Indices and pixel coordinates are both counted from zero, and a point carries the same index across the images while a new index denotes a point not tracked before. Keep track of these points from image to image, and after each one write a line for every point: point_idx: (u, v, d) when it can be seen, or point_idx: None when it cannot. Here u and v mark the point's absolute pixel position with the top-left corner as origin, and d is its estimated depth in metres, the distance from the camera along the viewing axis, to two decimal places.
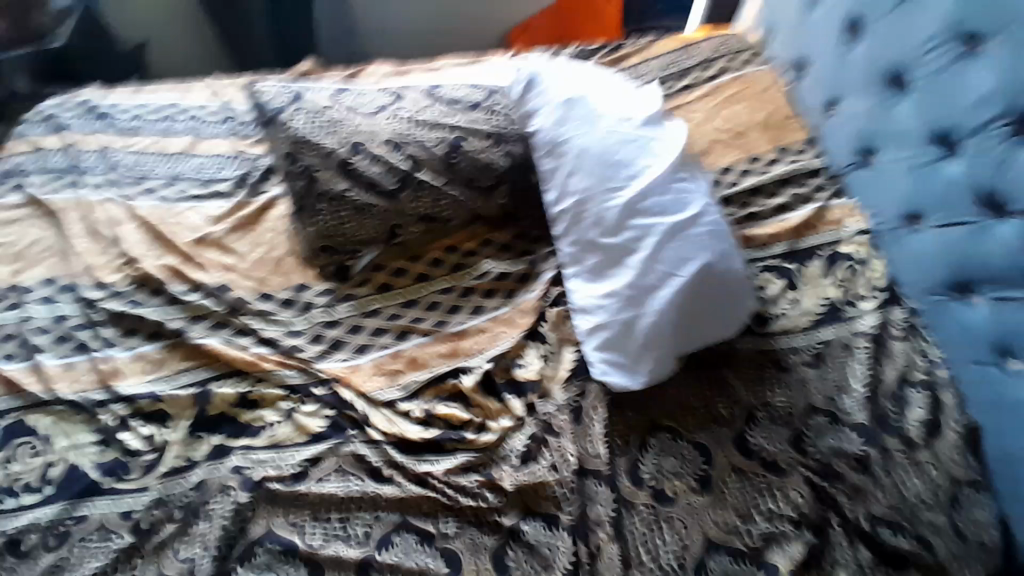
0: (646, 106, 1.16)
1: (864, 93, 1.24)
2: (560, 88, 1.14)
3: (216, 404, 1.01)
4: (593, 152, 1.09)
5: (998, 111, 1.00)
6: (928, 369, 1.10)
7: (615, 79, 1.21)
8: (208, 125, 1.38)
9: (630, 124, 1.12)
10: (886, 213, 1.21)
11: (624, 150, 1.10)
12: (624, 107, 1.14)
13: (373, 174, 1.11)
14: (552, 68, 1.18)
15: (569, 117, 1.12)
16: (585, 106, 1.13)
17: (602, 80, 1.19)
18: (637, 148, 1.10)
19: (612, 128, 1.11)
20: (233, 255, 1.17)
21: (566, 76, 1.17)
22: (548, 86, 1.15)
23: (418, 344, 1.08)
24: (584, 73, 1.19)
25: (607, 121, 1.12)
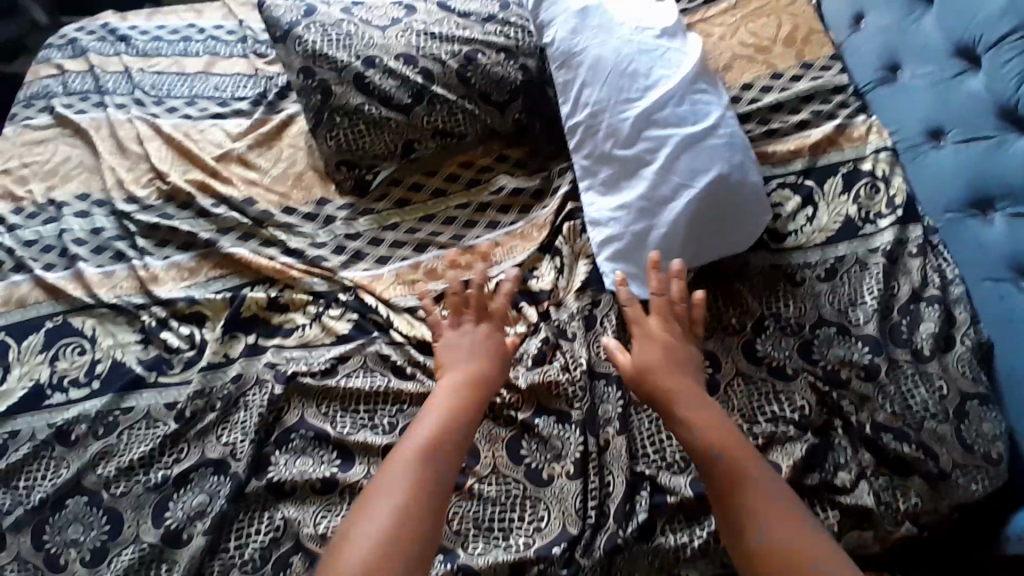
0: (660, 21, 1.18)
1: (891, 8, 1.24)
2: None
3: (249, 307, 1.08)
4: (609, 63, 1.11)
5: (1014, 26, 1.05)
6: (943, 286, 1.11)
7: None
8: (225, 45, 1.39)
9: (646, 38, 1.14)
10: (904, 130, 1.20)
11: (641, 62, 1.12)
12: (640, 21, 1.16)
13: (388, 88, 1.15)
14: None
15: (586, 26, 1.13)
16: (602, 16, 1.14)
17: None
18: (653, 60, 1.13)
19: (628, 40, 1.13)
20: (256, 170, 1.21)
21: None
22: None
23: (436, 256, 1.14)
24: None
25: (623, 33, 1.14)
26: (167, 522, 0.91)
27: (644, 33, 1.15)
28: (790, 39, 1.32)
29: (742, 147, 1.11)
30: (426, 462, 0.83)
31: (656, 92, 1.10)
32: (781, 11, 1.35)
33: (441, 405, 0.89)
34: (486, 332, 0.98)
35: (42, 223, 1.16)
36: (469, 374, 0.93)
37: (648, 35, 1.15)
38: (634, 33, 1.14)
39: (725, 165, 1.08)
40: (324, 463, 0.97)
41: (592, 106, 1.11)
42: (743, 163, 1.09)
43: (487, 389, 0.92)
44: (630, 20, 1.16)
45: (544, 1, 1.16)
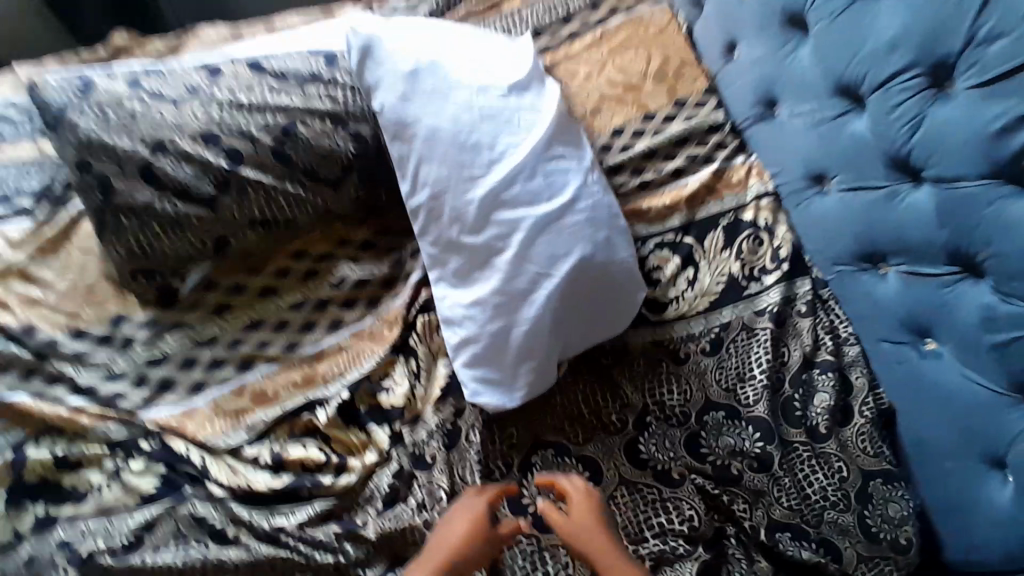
0: (511, 74, 1.03)
1: (761, 38, 1.09)
2: (404, 57, 0.97)
3: (33, 470, 0.87)
4: (445, 133, 0.95)
5: (907, 62, 0.87)
6: (837, 348, 1.01)
7: (477, 38, 1.06)
8: (7, 124, 1.14)
9: (492, 99, 0.99)
10: (784, 172, 1.08)
11: (484, 130, 0.97)
12: (484, 77, 1.00)
13: (184, 178, 0.95)
14: (398, 27, 1.02)
15: (420, 89, 0.96)
16: (438, 75, 0.98)
17: (461, 41, 1.04)
18: (500, 124, 0.98)
19: (469, 103, 0.97)
20: (41, 285, 0.99)
21: (415, 37, 1.01)
22: (391, 49, 0.97)
23: (264, 374, 0.97)
24: (440, 34, 1.03)
25: (463, 95, 0.98)
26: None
27: (490, 93, 0.99)
28: (661, 74, 1.19)
29: (608, 222, 0.97)
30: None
31: (503, 166, 0.96)
32: (649, 42, 1.21)
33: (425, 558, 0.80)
34: (484, 510, 0.84)
35: None
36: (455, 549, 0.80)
37: (495, 95, 0.99)
38: (477, 94, 0.98)
39: (588, 247, 0.95)
40: None
41: (432, 188, 0.94)
42: (609, 241, 0.96)
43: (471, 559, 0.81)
44: (475, 78, 1.00)
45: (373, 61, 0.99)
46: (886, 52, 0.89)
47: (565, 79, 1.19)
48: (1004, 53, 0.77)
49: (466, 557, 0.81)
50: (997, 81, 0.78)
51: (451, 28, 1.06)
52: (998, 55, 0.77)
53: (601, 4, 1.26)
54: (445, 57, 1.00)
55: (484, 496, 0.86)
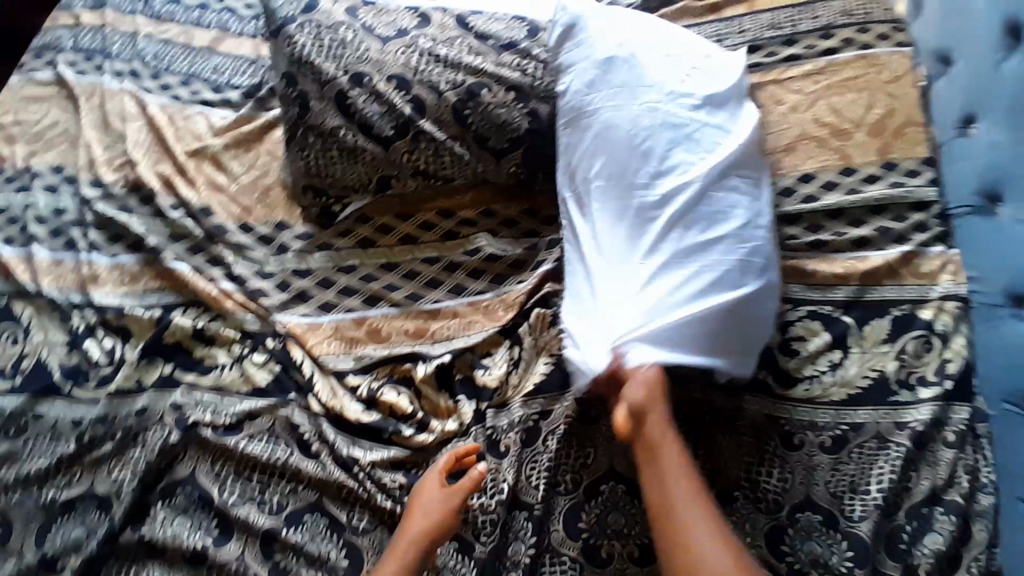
0: (711, 90, 0.95)
1: (1007, 123, 0.94)
2: (602, 43, 0.96)
3: (173, 333, 0.99)
4: (618, 133, 0.92)
5: None
6: (971, 493, 0.87)
7: (688, 37, 1.01)
8: (238, 21, 1.24)
9: (681, 110, 0.93)
10: (992, 283, 0.94)
11: (658, 139, 0.91)
12: (680, 83, 0.95)
13: (370, 115, 1.00)
14: (603, 15, 0.99)
15: (608, 84, 0.94)
16: (631, 72, 0.95)
17: (668, 42, 0.99)
18: (677, 138, 0.92)
19: (653, 107, 0.93)
20: (227, 175, 1.10)
21: (622, 25, 0.99)
22: (592, 35, 0.97)
23: (384, 314, 1.01)
24: (645, 26, 1.00)
25: (650, 96, 0.93)
26: (48, 545, 0.86)
27: (681, 104, 0.93)
28: (878, 128, 1.06)
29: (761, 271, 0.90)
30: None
31: (669, 185, 0.90)
32: (879, 87, 1.08)
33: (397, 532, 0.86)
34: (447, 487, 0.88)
35: (9, 191, 1.08)
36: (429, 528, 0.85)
37: (684, 106, 0.93)
38: (667, 102, 0.93)
39: (732, 292, 0.87)
40: (201, 530, 0.88)
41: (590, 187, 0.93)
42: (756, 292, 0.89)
43: (437, 524, 0.85)
44: (669, 84, 0.94)
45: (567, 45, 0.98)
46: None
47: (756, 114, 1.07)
48: None
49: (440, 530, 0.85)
50: None
51: (663, 27, 1.01)
52: None
53: (835, 33, 1.13)
54: (644, 48, 0.97)
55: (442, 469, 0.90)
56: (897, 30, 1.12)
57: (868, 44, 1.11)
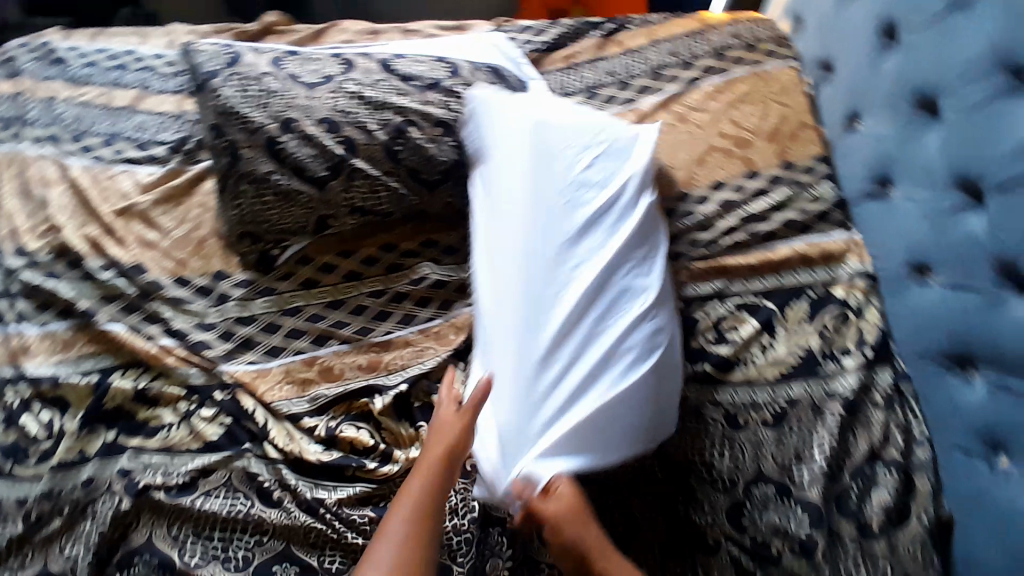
0: (624, 172, 1.00)
1: (890, 115, 1.07)
2: (500, 129, 1.02)
3: (114, 397, 0.94)
4: (507, 222, 0.96)
5: None
6: (906, 448, 0.96)
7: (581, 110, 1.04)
8: (157, 78, 1.26)
9: (595, 191, 0.96)
10: (890, 257, 1.06)
11: (542, 223, 0.94)
12: (563, 164, 0.97)
13: (302, 158, 1.02)
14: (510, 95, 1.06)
15: (526, 162, 0.97)
16: (549, 149, 0.98)
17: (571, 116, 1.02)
18: (561, 220, 0.94)
19: (535, 194, 0.96)
20: (157, 231, 1.08)
21: (514, 109, 1.03)
22: (493, 122, 1.04)
23: (334, 352, 1.01)
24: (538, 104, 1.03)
25: (533, 182, 0.96)
26: None
27: (596, 184, 0.97)
28: (775, 133, 1.21)
29: (671, 362, 0.93)
30: (427, 514, 0.79)
31: (586, 261, 0.92)
32: (771, 98, 1.25)
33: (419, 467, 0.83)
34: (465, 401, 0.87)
35: None
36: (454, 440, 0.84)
37: (599, 185, 0.97)
38: (581, 181, 0.96)
39: (648, 374, 0.89)
40: None
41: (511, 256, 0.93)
42: (670, 373, 0.92)
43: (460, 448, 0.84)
44: (585, 162, 0.98)
45: (475, 134, 1.06)
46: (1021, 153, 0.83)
47: (671, 129, 1.22)
48: None
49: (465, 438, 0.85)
50: None
51: (582, 108, 1.05)
52: None
53: (727, 55, 1.31)
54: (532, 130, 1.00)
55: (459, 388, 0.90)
56: (781, 46, 1.34)
57: (757, 62, 1.30)
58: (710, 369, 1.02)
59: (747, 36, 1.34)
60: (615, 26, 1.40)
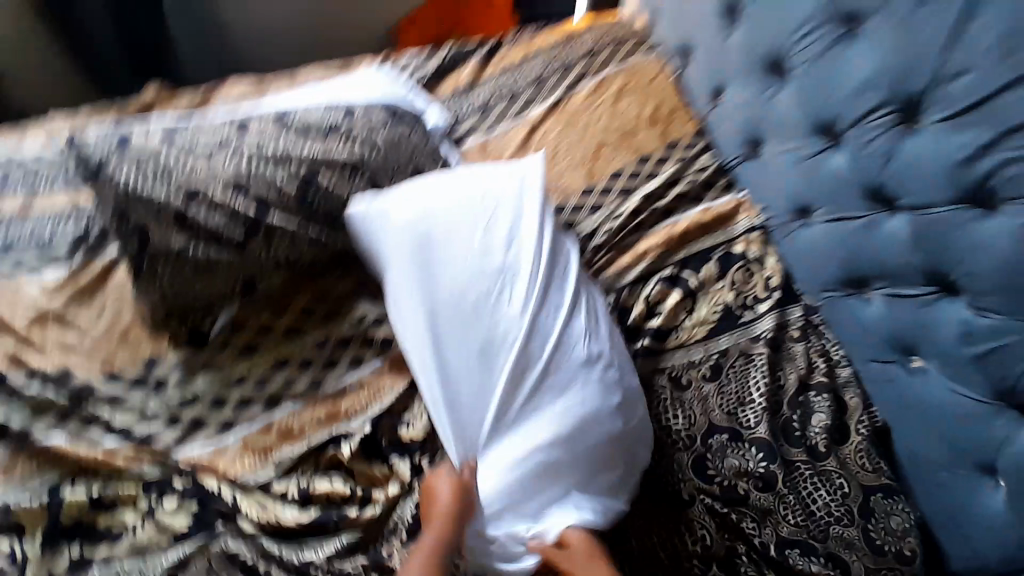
0: (527, 232, 1.04)
1: (746, 83, 1.20)
2: (395, 229, 1.02)
3: (70, 511, 0.89)
4: (435, 315, 0.96)
5: (879, 100, 0.96)
6: (830, 370, 1.07)
7: (468, 184, 1.07)
8: (42, 179, 1.25)
9: (508, 264, 1.01)
10: (775, 207, 1.17)
11: (471, 307, 0.97)
12: (471, 244, 1.01)
13: (215, 224, 1.01)
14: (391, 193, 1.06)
15: (430, 263, 1.00)
16: (452, 237, 1.01)
17: (459, 196, 1.05)
18: (490, 300, 0.97)
19: (455, 282, 0.98)
20: (76, 332, 1.06)
21: (403, 205, 1.04)
22: (384, 222, 1.04)
23: (290, 412, 1.00)
24: (424, 195, 1.05)
25: (450, 273, 0.99)
26: None
27: (505, 256, 1.01)
28: (654, 119, 1.32)
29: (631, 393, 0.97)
30: None
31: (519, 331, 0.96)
32: (644, 88, 1.37)
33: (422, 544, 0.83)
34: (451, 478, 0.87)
35: None
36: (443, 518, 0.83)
37: (508, 256, 1.01)
38: (491, 258, 1.01)
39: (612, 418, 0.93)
40: None
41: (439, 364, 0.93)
42: (632, 410, 0.96)
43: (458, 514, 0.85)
44: (487, 241, 1.02)
45: (375, 242, 1.05)
46: (861, 90, 0.98)
47: (561, 131, 1.31)
48: (971, 86, 0.83)
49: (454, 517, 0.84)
50: (964, 114, 0.85)
51: (468, 176, 1.08)
52: (960, 91, 0.85)
53: (596, 57, 1.42)
54: (429, 224, 1.02)
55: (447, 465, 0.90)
56: (642, 41, 1.47)
57: (624, 58, 1.42)
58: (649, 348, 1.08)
59: (610, 37, 1.46)
60: (491, 47, 1.49)
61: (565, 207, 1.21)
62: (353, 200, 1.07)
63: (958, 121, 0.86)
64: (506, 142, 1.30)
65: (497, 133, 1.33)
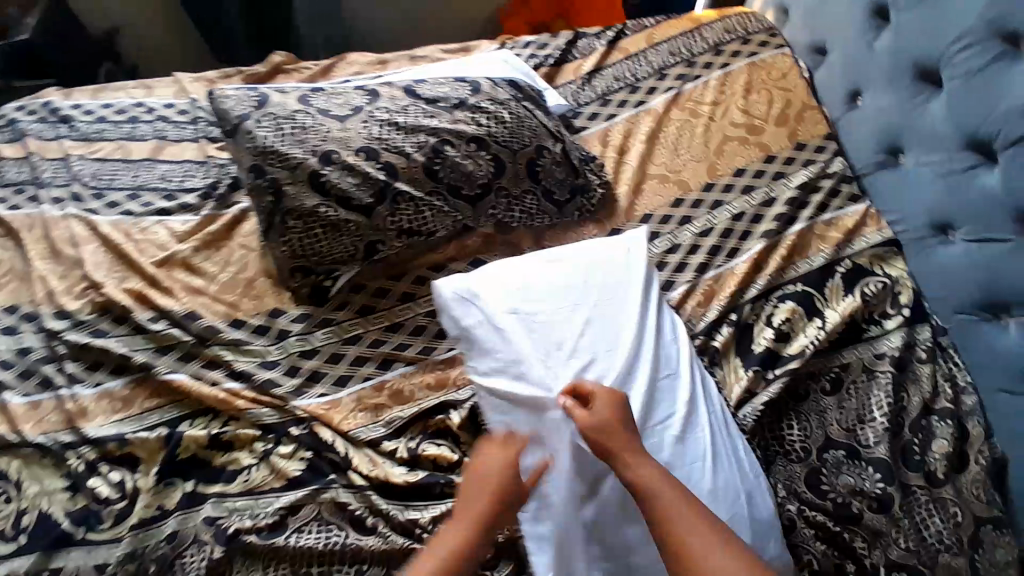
0: (639, 330, 0.95)
1: (890, 89, 1.14)
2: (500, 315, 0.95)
3: (186, 447, 0.94)
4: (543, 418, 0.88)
5: None
6: (956, 397, 1.02)
7: (577, 268, 1.01)
8: (174, 127, 1.31)
9: (614, 364, 0.92)
10: (910, 220, 1.12)
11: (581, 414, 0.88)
12: (584, 338, 0.94)
13: (346, 187, 1.03)
14: (493, 272, 1.00)
15: (541, 353, 0.92)
16: (564, 327, 0.94)
17: (568, 280, 0.99)
18: None
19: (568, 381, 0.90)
20: (202, 277, 1.09)
21: (508, 287, 0.97)
22: (485, 308, 0.95)
23: (401, 373, 1.02)
24: (529, 278, 0.99)
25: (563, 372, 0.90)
26: None
27: (610, 356, 0.93)
28: (782, 118, 1.28)
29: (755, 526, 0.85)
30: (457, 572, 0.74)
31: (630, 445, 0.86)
32: (773, 85, 1.32)
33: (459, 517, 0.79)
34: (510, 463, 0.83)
35: None
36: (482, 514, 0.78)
37: (618, 357, 0.93)
38: (596, 358, 0.92)
39: None
40: None
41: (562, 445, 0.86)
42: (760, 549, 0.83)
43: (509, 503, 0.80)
44: (591, 336, 0.94)
45: (471, 330, 0.95)
46: (1020, 112, 0.92)
47: (682, 125, 1.29)
48: None
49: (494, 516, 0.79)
50: None
51: (573, 260, 1.02)
52: None
53: (724, 50, 1.38)
54: (539, 312, 0.95)
55: (511, 451, 0.84)
56: (772, 36, 1.40)
57: (754, 53, 1.37)
58: (790, 371, 1.01)
59: (740, 29, 1.41)
60: (614, 32, 1.46)
61: (683, 200, 1.20)
62: (440, 282, 1.00)
63: None
64: (629, 133, 1.29)
65: (618, 121, 1.31)
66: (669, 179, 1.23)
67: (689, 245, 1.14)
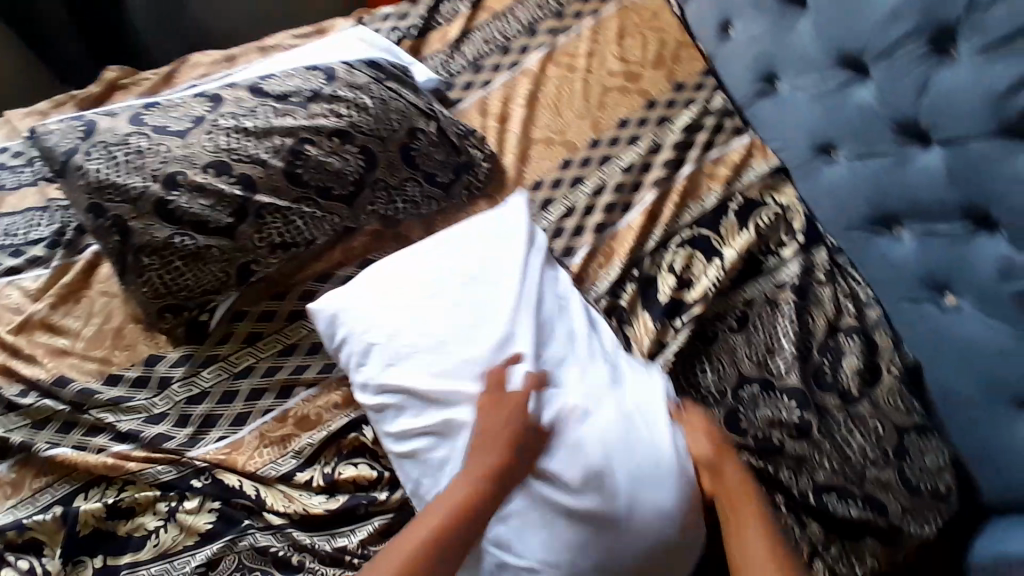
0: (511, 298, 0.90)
1: (759, 13, 1.11)
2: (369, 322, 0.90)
3: (86, 522, 0.85)
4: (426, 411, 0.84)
5: (907, 31, 0.88)
6: (859, 312, 1.03)
7: (447, 247, 0.95)
8: (10, 172, 1.18)
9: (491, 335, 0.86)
10: (793, 144, 1.11)
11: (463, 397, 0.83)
12: (456, 319, 0.88)
13: (199, 210, 0.94)
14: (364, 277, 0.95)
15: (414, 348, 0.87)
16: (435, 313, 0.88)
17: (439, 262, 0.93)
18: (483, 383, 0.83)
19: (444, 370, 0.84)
20: (68, 335, 1.00)
21: (376, 288, 0.92)
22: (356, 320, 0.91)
23: (305, 398, 0.96)
24: (400, 269, 0.93)
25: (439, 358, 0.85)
26: None
27: (487, 325, 0.87)
28: (659, 60, 1.24)
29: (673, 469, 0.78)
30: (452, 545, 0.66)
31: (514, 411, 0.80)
32: (644, 26, 1.28)
33: (456, 493, 0.70)
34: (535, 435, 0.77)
35: None
36: (492, 468, 0.72)
37: (494, 328, 0.87)
38: (470, 326, 0.87)
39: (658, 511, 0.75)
40: None
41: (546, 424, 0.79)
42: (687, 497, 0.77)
43: (512, 476, 0.73)
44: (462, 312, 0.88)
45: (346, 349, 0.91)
46: (885, 21, 0.91)
47: (560, 81, 1.24)
48: (1007, 18, 0.77)
49: (499, 472, 0.73)
50: (1001, 46, 0.79)
51: (437, 236, 0.99)
52: (995, 23, 0.79)
53: None
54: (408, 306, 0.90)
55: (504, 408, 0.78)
56: None
57: None
58: (694, 316, 0.99)
59: None
60: None
61: (572, 161, 1.16)
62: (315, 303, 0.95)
63: (994, 54, 0.80)
64: (508, 97, 1.23)
65: (494, 87, 1.25)
66: (554, 141, 1.18)
67: (584, 207, 1.11)
